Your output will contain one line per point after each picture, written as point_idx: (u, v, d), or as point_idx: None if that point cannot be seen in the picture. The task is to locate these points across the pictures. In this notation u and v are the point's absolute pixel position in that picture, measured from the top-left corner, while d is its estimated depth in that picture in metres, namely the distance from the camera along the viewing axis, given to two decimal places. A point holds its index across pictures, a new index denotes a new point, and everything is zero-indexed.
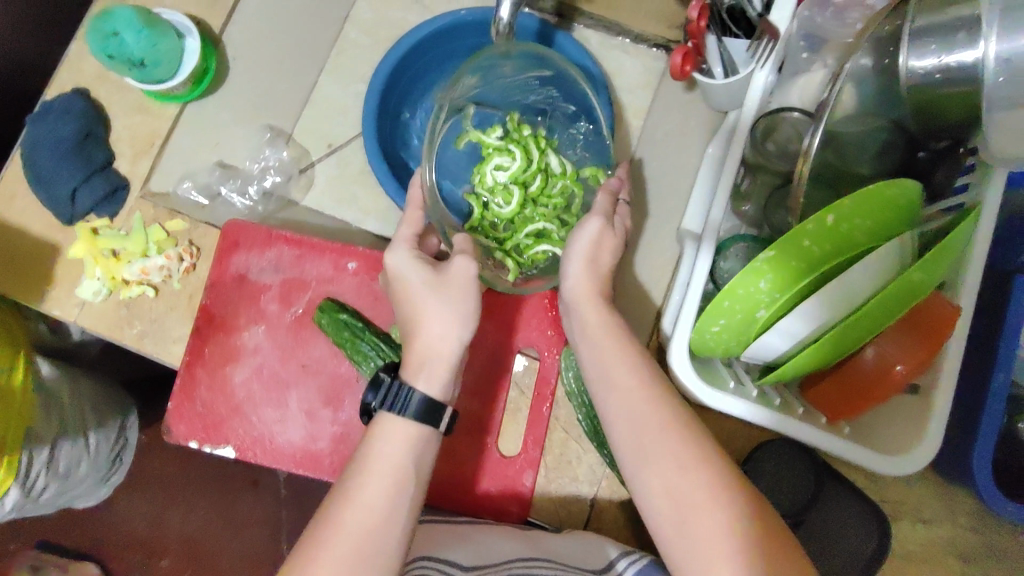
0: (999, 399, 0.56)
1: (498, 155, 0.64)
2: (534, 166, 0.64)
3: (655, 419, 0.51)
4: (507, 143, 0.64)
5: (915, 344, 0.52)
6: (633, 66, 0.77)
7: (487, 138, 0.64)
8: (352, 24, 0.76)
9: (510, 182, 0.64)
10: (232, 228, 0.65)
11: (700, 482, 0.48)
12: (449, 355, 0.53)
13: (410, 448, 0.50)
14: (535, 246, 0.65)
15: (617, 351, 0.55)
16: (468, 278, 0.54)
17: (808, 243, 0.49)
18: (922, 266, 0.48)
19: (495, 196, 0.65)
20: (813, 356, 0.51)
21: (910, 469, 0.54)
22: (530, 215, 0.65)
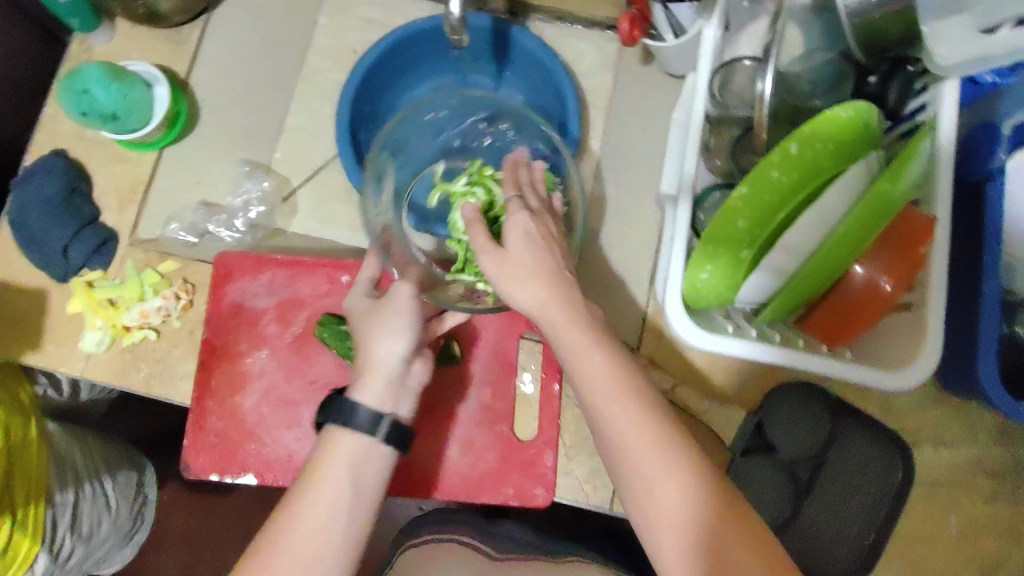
0: (993, 306, 0.56)
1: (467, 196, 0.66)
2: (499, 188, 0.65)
3: (641, 429, 0.48)
4: (473, 184, 0.66)
5: (896, 258, 0.49)
6: (590, 50, 0.80)
7: (453, 187, 0.67)
8: (314, 50, 0.79)
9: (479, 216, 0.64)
10: (221, 259, 0.67)
11: (677, 496, 0.46)
12: (386, 367, 0.56)
13: (354, 459, 0.53)
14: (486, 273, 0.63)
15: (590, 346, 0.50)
16: (408, 303, 0.57)
17: (777, 175, 0.46)
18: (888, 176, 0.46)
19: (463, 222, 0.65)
20: (800, 286, 0.48)
21: (918, 381, 0.50)
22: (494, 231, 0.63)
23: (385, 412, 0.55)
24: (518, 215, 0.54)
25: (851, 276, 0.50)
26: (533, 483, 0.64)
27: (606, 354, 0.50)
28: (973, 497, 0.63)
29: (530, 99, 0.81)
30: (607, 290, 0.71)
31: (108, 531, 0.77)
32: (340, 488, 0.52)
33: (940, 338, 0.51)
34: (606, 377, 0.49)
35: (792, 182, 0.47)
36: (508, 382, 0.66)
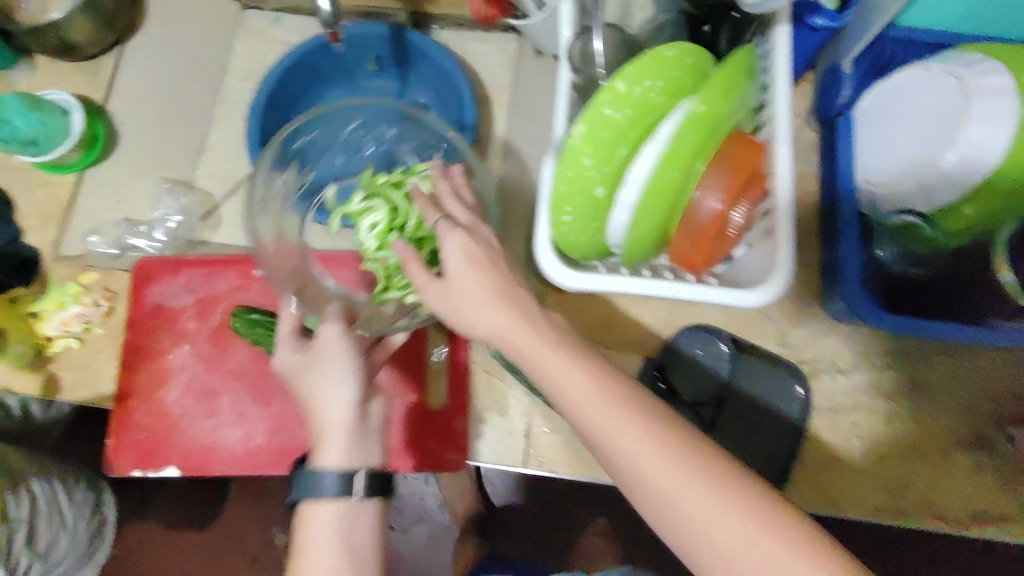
0: (848, 226, 0.62)
1: (367, 215, 0.67)
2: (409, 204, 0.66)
3: (601, 394, 0.46)
4: (370, 198, 0.68)
5: (734, 179, 0.51)
6: (490, 51, 0.85)
7: (352, 206, 0.68)
8: (230, 74, 0.84)
9: (385, 233, 0.67)
10: (139, 265, 0.71)
11: (658, 451, 0.43)
12: (343, 418, 0.55)
13: (336, 530, 0.52)
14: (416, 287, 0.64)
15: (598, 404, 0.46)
16: (335, 335, 0.57)
17: (610, 111, 0.49)
18: (705, 98, 0.48)
19: (378, 233, 0.67)
20: (646, 215, 0.51)
21: (770, 297, 0.54)
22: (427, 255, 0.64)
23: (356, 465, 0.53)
24: (450, 235, 0.52)
25: (693, 198, 0.51)
26: (447, 447, 0.66)
27: (556, 335, 0.49)
28: (875, 419, 0.66)
29: (434, 99, 0.85)
30: (515, 265, 0.75)
31: (66, 548, 0.78)
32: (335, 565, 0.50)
33: (791, 258, 0.54)
34: (551, 353, 0.48)
35: (629, 118, 0.49)
36: (420, 355, 0.69)
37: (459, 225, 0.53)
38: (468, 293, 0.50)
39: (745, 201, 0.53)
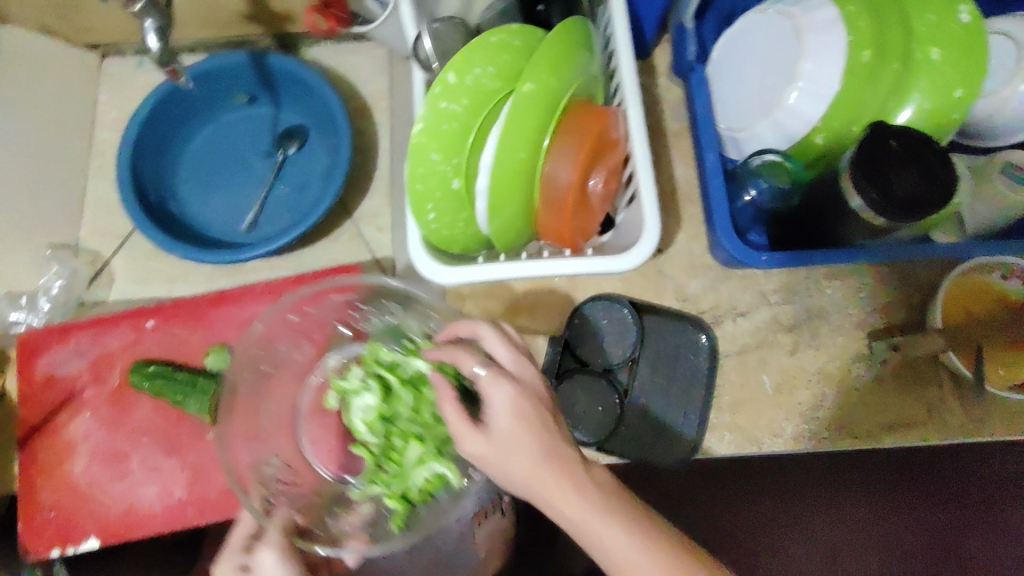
0: (717, 174, 0.62)
1: (361, 396, 0.58)
2: (422, 390, 0.57)
3: (590, 505, 0.47)
4: (365, 376, 0.58)
5: (582, 149, 0.52)
6: (362, 60, 0.85)
7: (346, 383, 0.59)
8: (101, 127, 0.83)
9: (373, 423, 0.57)
10: (23, 339, 0.68)
11: (643, 560, 0.46)
12: None
13: None
14: (420, 478, 0.54)
15: (600, 516, 0.47)
16: (274, 553, 0.52)
17: (446, 105, 0.50)
18: (533, 76, 0.49)
19: (383, 459, 0.57)
20: (501, 197, 0.52)
21: (642, 257, 0.54)
22: (431, 474, 0.54)
23: None
24: (500, 389, 0.48)
25: (546, 175, 0.52)
26: None
27: (553, 450, 0.48)
28: (778, 354, 0.68)
29: (311, 118, 0.83)
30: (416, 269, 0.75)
31: None
32: None
33: (655, 216, 0.55)
34: (546, 472, 0.47)
35: (466, 108, 0.50)
36: None
37: (512, 378, 0.49)
38: (517, 442, 0.47)
39: (598, 171, 0.54)
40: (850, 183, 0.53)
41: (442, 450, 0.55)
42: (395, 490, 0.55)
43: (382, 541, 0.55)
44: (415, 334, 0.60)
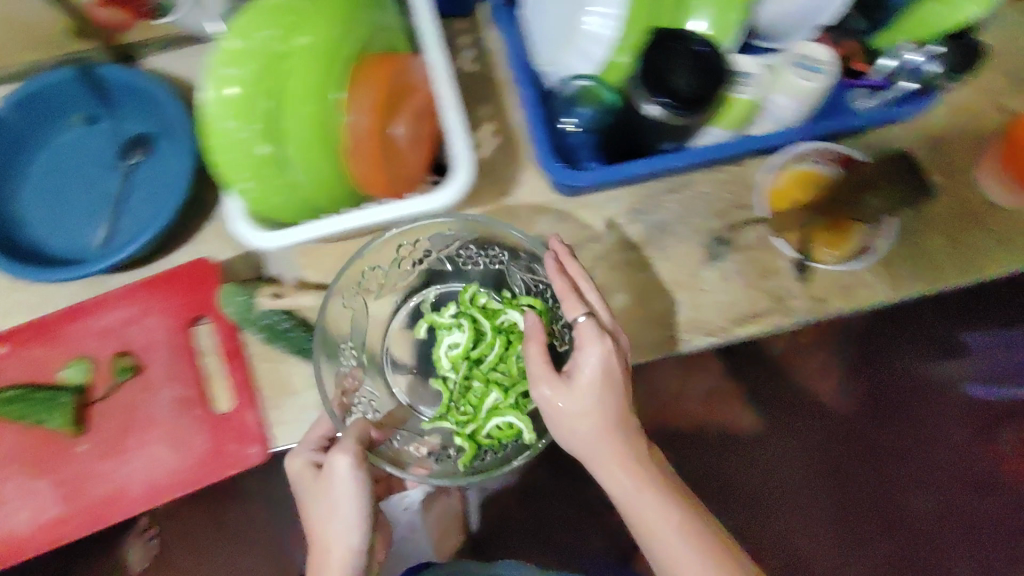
0: (533, 106, 0.65)
1: (449, 333, 0.65)
2: (512, 343, 0.66)
3: (626, 470, 0.57)
4: (459, 316, 0.66)
5: (375, 96, 0.55)
6: (197, 53, 0.81)
7: (440, 318, 0.66)
8: None
9: (460, 360, 0.65)
10: None
11: (669, 519, 0.56)
12: (341, 553, 0.57)
13: None
14: (491, 424, 0.64)
15: (637, 492, 0.56)
16: (347, 476, 0.57)
17: (231, 72, 0.48)
18: (308, 33, 0.51)
19: (461, 403, 0.66)
20: (307, 153, 0.54)
21: (463, 187, 0.57)
22: (509, 425, 0.63)
23: None
24: (591, 347, 0.56)
25: (347, 125, 0.54)
26: (248, 444, 0.65)
27: (605, 414, 0.56)
28: (630, 269, 0.71)
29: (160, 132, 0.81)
30: None
31: None
32: None
33: (468, 146, 0.57)
34: (601, 430, 0.56)
35: (253, 74, 0.49)
36: (196, 367, 0.67)
37: (603, 334, 0.57)
38: (591, 412, 0.56)
39: (398, 121, 0.57)
40: (645, 94, 0.56)
41: (518, 405, 0.64)
42: (469, 433, 0.64)
43: (446, 477, 0.65)
44: (520, 285, 0.71)
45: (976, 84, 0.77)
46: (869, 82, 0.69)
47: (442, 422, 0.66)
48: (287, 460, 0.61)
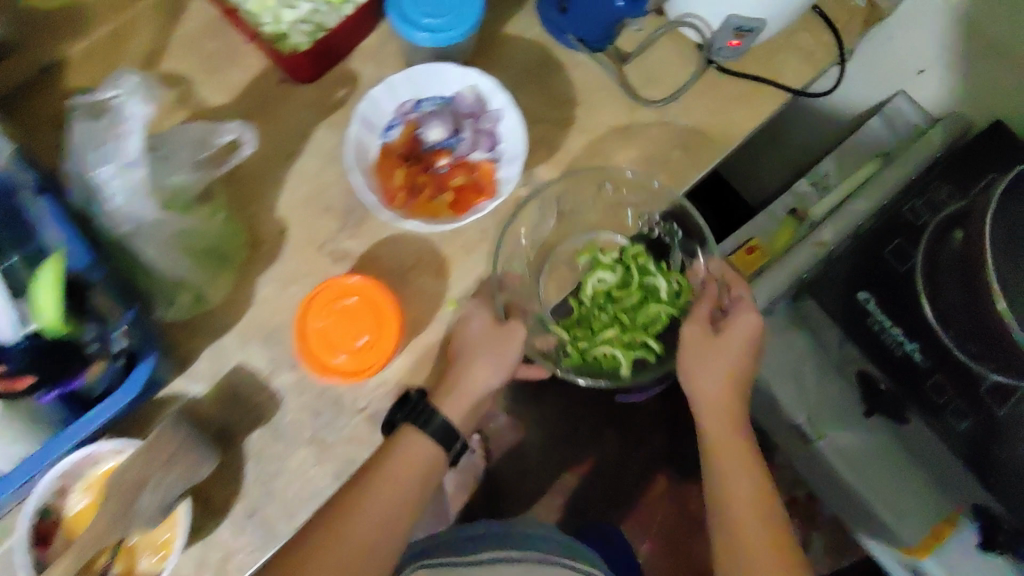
0: None
1: (603, 270, 0.75)
2: (648, 300, 0.76)
3: (729, 413, 0.70)
4: (617, 261, 0.76)
5: None
6: None
7: (603, 257, 0.76)
8: None
9: (609, 290, 0.76)
10: None
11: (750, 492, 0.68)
12: (473, 396, 0.66)
13: (426, 454, 0.63)
14: (600, 351, 0.74)
15: (741, 467, 0.68)
16: (517, 342, 0.68)
17: None
18: None
19: (588, 324, 0.76)
20: None
21: None
22: (612, 355, 0.74)
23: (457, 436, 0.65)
24: (747, 313, 0.70)
25: None
26: None
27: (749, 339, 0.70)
28: None
29: None
30: None
31: None
32: (404, 500, 0.62)
33: None
34: (716, 376, 0.70)
35: None
36: None
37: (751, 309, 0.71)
38: (714, 352, 0.70)
39: None
40: None
41: (631, 345, 0.75)
42: (580, 347, 0.75)
43: (549, 362, 0.74)
44: (673, 262, 0.79)
45: (291, 253, 0.69)
46: (71, 380, 0.53)
47: (563, 334, 0.75)
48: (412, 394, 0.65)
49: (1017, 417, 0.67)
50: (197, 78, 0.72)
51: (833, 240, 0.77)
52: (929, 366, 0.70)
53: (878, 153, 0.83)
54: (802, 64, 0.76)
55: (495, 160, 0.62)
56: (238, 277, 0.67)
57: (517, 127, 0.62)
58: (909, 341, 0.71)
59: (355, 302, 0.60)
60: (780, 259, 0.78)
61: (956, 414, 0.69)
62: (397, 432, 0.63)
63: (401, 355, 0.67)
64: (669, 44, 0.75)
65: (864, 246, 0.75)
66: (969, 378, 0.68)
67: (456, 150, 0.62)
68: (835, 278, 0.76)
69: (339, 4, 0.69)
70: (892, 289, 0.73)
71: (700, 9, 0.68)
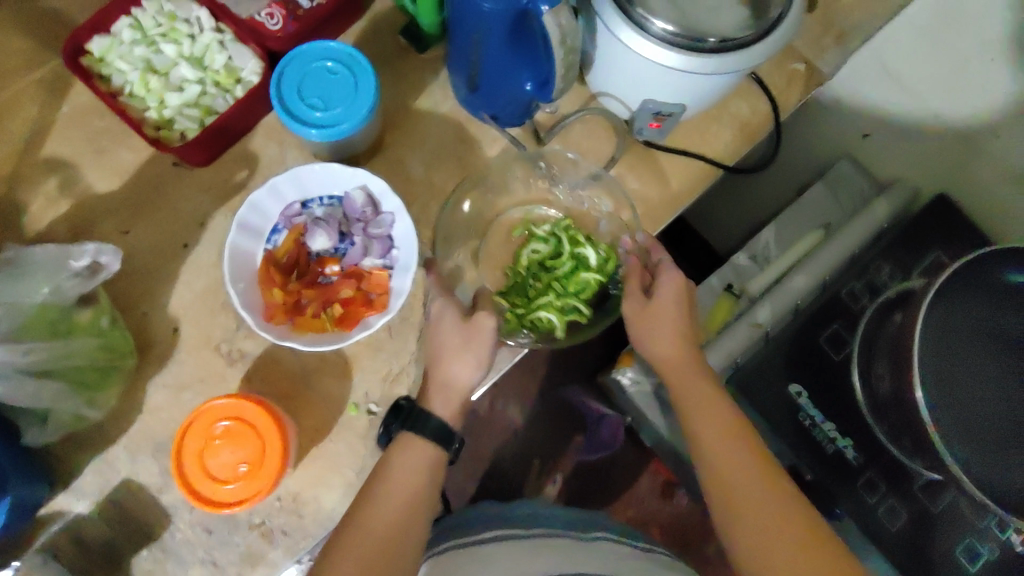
0: None
1: (536, 241, 0.70)
2: (577, 266, 0.69)
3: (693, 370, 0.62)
4: (551, 232, 0.70)
5: None
6: None
7: (537, 228, 0.71)
8: None
9: (543, 262, 0.69)
10: None
11: (741, 458, 0.58)
12: (466, 386, 0.60)
13: (421, 472, 0.57)
14: (540, 315, 0.66)
15: (719, 430, 0.59)
16: (489, 330, 0.59)
17: None
18: None
19: (525, 294, 0.68)
20: None
21: None
22: (549, 319, 0.66)
23: (456, 433, 0.60)
24: (670, 267, 0.65)
25: None
26: None
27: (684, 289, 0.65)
28: None
29: None
30: None
31: None
32: (409, 503, 0.56)
33: None
34: (664, 336, 0.63)
35: None
36: None
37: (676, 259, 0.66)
38: (653, 308, 0.64)
39: None
40: None
41: (565, 309, 0.67)
42: (518, 313, 0.66)
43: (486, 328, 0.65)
44: (603, 232, 0.71)
45: (183, 355, 0.64)
46: None
47: (500, 300, 0.67)
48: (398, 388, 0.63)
49: (950, 512, 0.65)
50: (82, 163, 0.67)
51: (770, 321, 0.71)
52: (862, 463, 0.66)
53: (822, 223, 0.78)
54: (736, 135, 0.70)
55: (387, 267, 0.58)
56: (125, 386, 0.62)
57: (408, 233, 0.58)
58: (842, 436, 0.67)
59: (230, 424, 0.57)
60: (716, 338, 0.71)
61: (888, 512, 0.65)
62: (393, 445, 0.59)
63: (300, 467, 0.62)
64: (593, 120, 0.70)
65: (800, 333, 0.70)
66: (903, 474, 0.65)
67: (346, 258, 0.59)
68: (769, 366, 0.70)
69: (227, 86, 0.66)
70: (826, 380, 0.68)
71: (622, 89, 0.64)
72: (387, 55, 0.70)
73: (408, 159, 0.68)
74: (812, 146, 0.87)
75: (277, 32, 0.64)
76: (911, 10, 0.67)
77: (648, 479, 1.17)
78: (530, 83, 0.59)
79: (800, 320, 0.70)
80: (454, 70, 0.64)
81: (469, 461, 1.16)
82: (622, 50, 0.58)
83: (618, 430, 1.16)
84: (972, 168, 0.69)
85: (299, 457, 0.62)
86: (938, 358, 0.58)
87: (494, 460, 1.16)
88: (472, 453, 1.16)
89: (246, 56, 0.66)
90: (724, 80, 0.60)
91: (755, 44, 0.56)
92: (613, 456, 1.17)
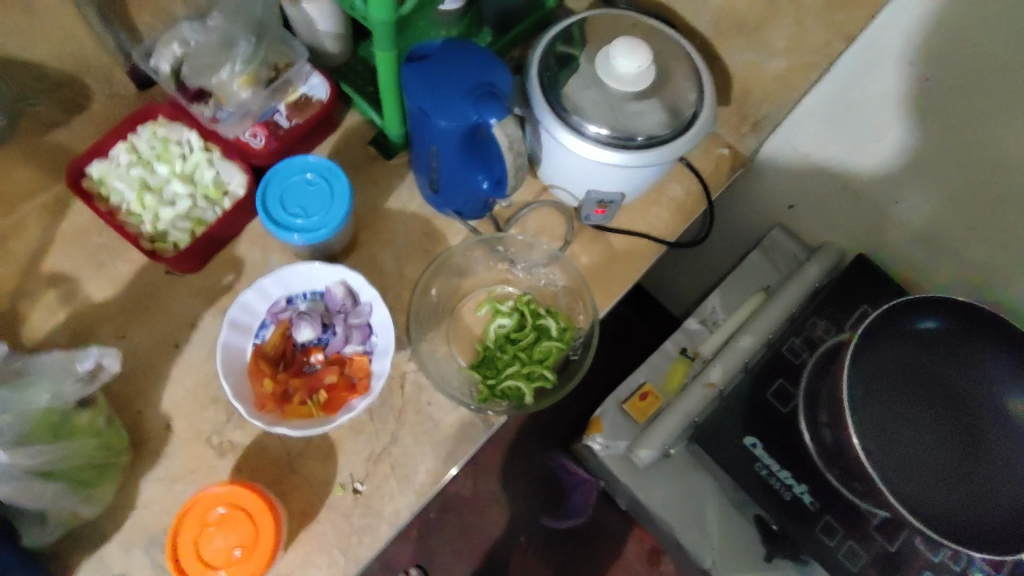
0: None
1: (501, 316, 0.76)
2: (540, 338, 0.76)
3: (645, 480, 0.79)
4: (514, 309, 0.77)
5: None
6: None
7: (500, 304, 0.77)
8: None
9: (508, 336, 0.75)
10: None
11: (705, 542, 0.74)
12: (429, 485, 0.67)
13: None
14: (508, 385, 0.72)
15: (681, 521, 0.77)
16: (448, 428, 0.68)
17: None
18: None
19: (494, 365, 0.74)
20: None
21: None
22: (518, 387, 0.72)
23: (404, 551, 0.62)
24: (608, 406, 0.81)
25: None
26: None
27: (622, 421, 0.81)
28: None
29: None
30: None
31: None
32: None
33: None
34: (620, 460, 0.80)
35: None
36: None
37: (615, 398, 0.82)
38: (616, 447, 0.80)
39: None
40: None
41: (531, 377, 0.73)
42: (488, 384, 0.72)
43: (460, 396, 0.70)
44: (560, 304, 0.78)
45: (175, 449, 0.68)
46: None
47: (473, 373, 0.74)
48: (380, 485, 0.67)
49: (905, 550, 0.70)
50: (82, 276, 0.72)
51: (721, 380, 0.78)
52: (821, 509, 0.71)
53: (762, 286, 0.87)
54: (673, 215, 0.79)
55: (366, 352, 0.65)
56: (120, 482, 0.65)
57: (382, 320, 0.64)
58: (797, 483, 0.72)
59: (221, 512, 0.60)
60: (673, 402, 0.79)
61: (849, 553, 0.70)
62: None
63: (287, 549, 0.65)
64: (546, 211, 0.78)
65: (752, 388, 0.76)
66: (857, 516, 0.71)
67: (328, 346, 0.66)
68: (723, 421, 0.75)
69: (216, 198, 0.73)
70: (776, 430, 0.74)
71: (567, 180, 0.72)
72: (359, 164, 0.79)
73: (380, 256, 0.75)
74: (746, 223, 0.96)
75: (261, 149, 0.72)
76: (807, 103, 0.75)
77: (635, 547, 1.19)
78: (486, 182, 0.68)
79: (749, 376, 0.77)
80: (418, 171, 0.73)
81: (458, 539, 1.17)
82: (563, 150, 0.67)
83: (590, 493, 1.20)
84: (885, 232, 0.78)
85: (287, 540, 0.65)
86: (868, 406, 0.65)
87: (482, 536, 1.17)
88: (460, 530, 1.18)
89: (233, 171, 0.73)
90: (655, 171, 0.69)
91: (675, 138, 0.65)
92: (598, 521, 1.19)
